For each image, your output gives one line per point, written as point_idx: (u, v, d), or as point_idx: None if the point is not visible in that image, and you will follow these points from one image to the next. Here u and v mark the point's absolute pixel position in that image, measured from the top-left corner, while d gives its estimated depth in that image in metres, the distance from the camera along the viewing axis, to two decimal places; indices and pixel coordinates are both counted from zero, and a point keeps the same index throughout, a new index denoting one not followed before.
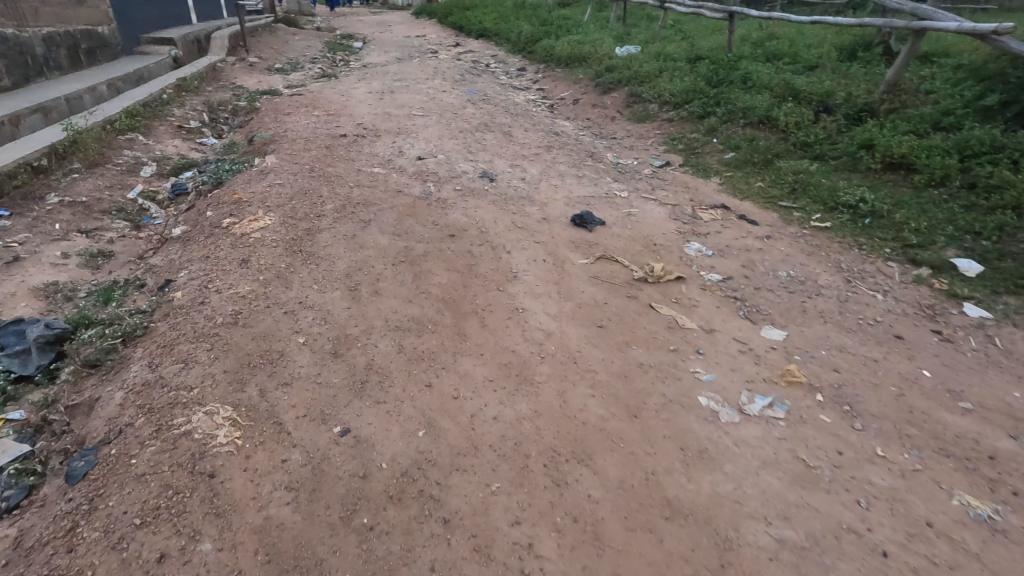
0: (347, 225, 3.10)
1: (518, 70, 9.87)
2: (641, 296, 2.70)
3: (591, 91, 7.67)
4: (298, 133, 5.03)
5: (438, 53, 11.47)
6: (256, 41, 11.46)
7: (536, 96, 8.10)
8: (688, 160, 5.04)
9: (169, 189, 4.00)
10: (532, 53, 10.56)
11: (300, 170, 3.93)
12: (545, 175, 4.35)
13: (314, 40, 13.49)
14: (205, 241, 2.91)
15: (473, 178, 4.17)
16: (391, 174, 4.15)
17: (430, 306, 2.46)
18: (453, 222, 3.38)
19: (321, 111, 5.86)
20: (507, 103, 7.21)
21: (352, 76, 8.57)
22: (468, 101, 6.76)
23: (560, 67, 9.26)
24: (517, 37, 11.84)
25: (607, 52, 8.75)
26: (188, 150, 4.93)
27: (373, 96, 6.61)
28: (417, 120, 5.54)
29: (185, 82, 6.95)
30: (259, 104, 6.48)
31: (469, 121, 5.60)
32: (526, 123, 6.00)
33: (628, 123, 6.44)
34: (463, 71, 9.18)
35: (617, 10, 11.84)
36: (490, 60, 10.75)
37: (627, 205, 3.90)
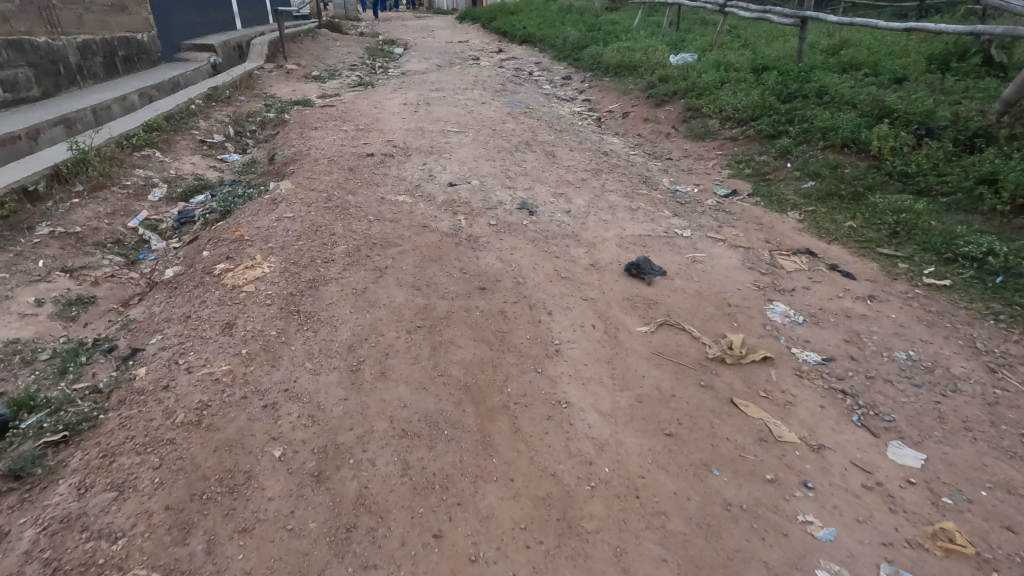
0: (359, 273, 2.62)
1: (562, 79, 9.32)
2: (718, 385, 2.11)
3: (642, 103, 7.06)
4: (322, 151, 4.62)
5: (480, 60, 11.04)
6: (295, 48, 11.28)
7: (582, 108, 7.53)
8: (758, 189, 4.38)
9: (174, 216, 3.63)
10: (578, 61, 9.99)
11: (316, 198, 3.49)
12: (592, 206, 3.80)
13: (356, 46, 13.29)
14: (192, 291, 2.47)
15: (510, 209, 3.65)
16: (418, 203, 3.67)
17: (449, 396, 1.94)
18: (483, 268, 2.86)
19: (351, 125, 5.45)
20: (550, 116, 6.66)
21: (389, 84, 8.21)
22: (508, 114, 6.25)
23: (608, 77, 8.66)
24: (563, 44, 11.30)
25: (661, 60, 8.10)
26: (206, 169, 4.59)
27: (408, 108, 6.18)
28: (452, 137, 5.06)
29: (216, 92, 6.70)
30: (288, 116, 6.15)
31: (508, 138, 5.09)
32: (570, 141, 5.44)
33: (685, 142, 5.80)
34: (504, 80, 8.69)
35: (671, 14, 11.13)
36: (534, 68, 10.25)
37: (690, 248, 3.30)
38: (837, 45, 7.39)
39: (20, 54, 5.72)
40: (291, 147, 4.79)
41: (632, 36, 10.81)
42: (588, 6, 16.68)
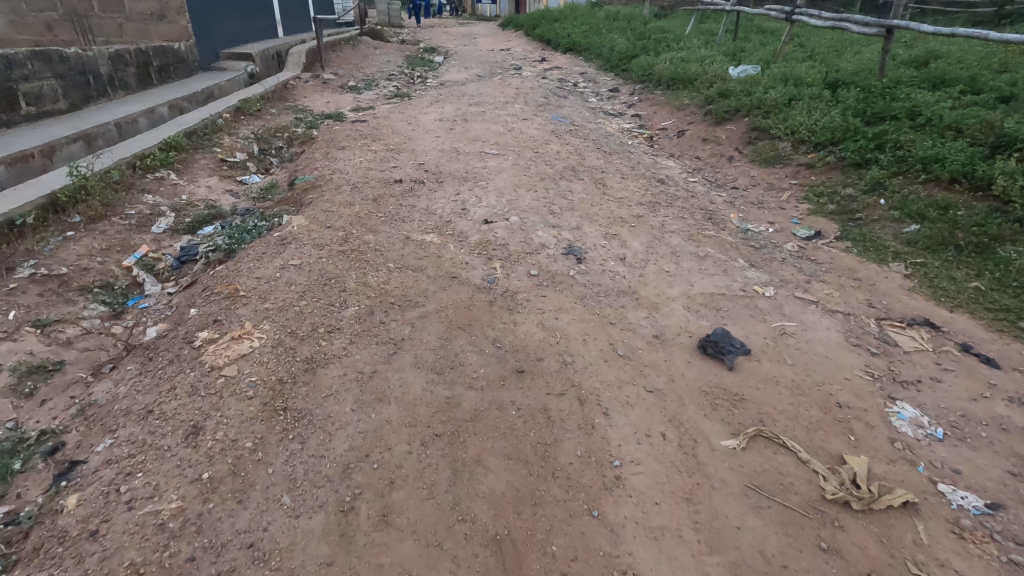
0: (368, 348, 2.12)
1: (609, 91, 8.73)
2: (845, 549, 1.53)
3: (699, 121, 6.43)
4: (347, 176, 4.19)
5: (522, 70, 10.56)
6: (334, 56, 11.05)
7: (631, 125, 6.94)
8: (847, 230, 3.71)
9: (175, 254, 3.23)
10: (626, 72, 9.38)
11: (332, 237, 3.03)
12: (650, 252, 3.22)
13: (395, 54, 13.02)
14: (165, 368, 2.02)
15: (555, 254, 3.12)
16: (448, 244, 3.18)
17: (470, 560, 1.43)
18: (522, 339, 2.33)
19: (381, 144, 5.03)
20: (597, 134, 6.10)
21: (426, 96, 7.81)
22: (551, 133, 5.72)
23: (660, 90, 8.05)
24: (610, 53, 10.74)
25: (719, 72, 7.45)
26: (222, 193, 4.22)
27: (444, 125, 5.73)
28: (489, 160, 4.56)
29: (245, 106, 6.41)
30: (317, 132, 5.78)
31: (552, 163, 4.56)
32: (621, 165, 4.87)
33: (750, 168, 5.14)
34: (547, 93, 8.17)
35: (727, 22, 10.41)
36: (579, 79, 9.72)
37: (775, 313, 2.69)
38: (924, 56, 6.57)
39: (48, 65, 5.50)
40: (314, 171, 4.39)
41: (684, 45, 10.15)
42: (636, 13, 16.05)
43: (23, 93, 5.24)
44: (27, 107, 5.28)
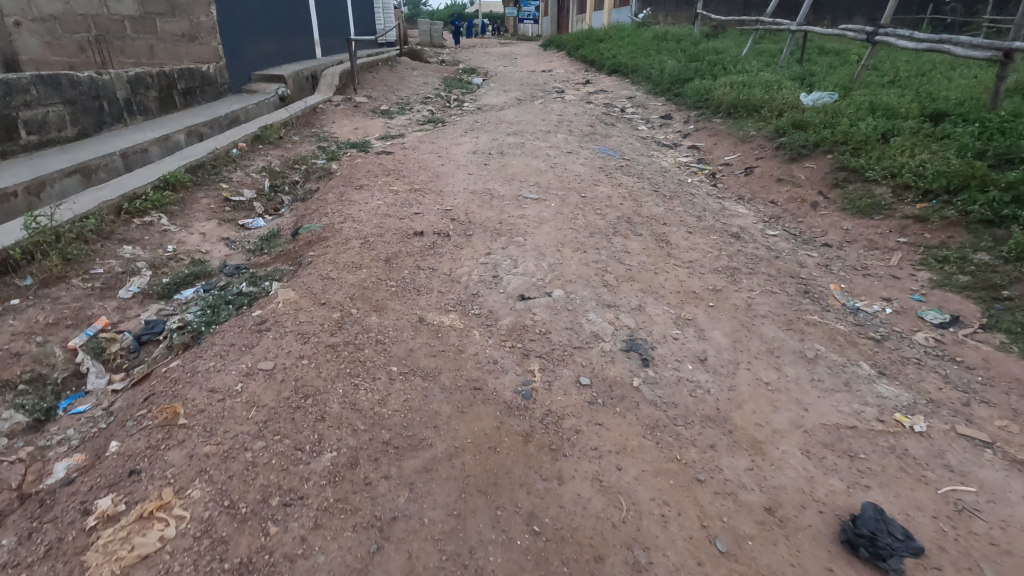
0: (338, 542, 1.44)
1: (661, 120, 7.97)
2: None
3: (770, 156, 5.61)
4: (360, 225, 3.55)
5: (565, 93, 9.92)
6: (369, 78, 10.67)
7: (688, 159, 6.15)
8: (995, 316, 2.84)
9: (136, 330, 2.62)
10: (679, 98, 8.61)
11: (326, 321, 2.36)
12: (739, 348, 2.43)
13: (433, 75, 12.60)
14: (33, 568, 1.37)
15: (613, 350, 2.37)
16: (473, 330, 2.46)
17: None
18: (568, 517, 1.59)
19: (406, 183, 4.40)
20: (650, 171, 5.35)
21: (462, 123, 7.24)
22: (599, 170, 4.99)
23: (719, 118, 7.26)
24: (660, 76, 10.02)
25: (790, 99, 6.60)
26: (215, 242, 3.63)
27: (479, 159, 5.08)
28: (527, 207, 3.85)
29: (264, 135, 5.94)
30: (338, 165, 5.21)
31: (602, 211, 3.81)
32: (685, 212, 4.09)
33: (841, 218, 4.28)
34: (594, 120, 7.47)
35: (791, 41, 9.52)
36: (627, 104, 9.02)
37: (936, 465, 1.87)
38: None
39: (56, 91, 5.11)
40: (323, 217, 3.78)
41: (742, 68, 9.31)
42: (685, 34, 15.27)
43: (23, 120, 4.85)
44: (26, 136, 4.88)
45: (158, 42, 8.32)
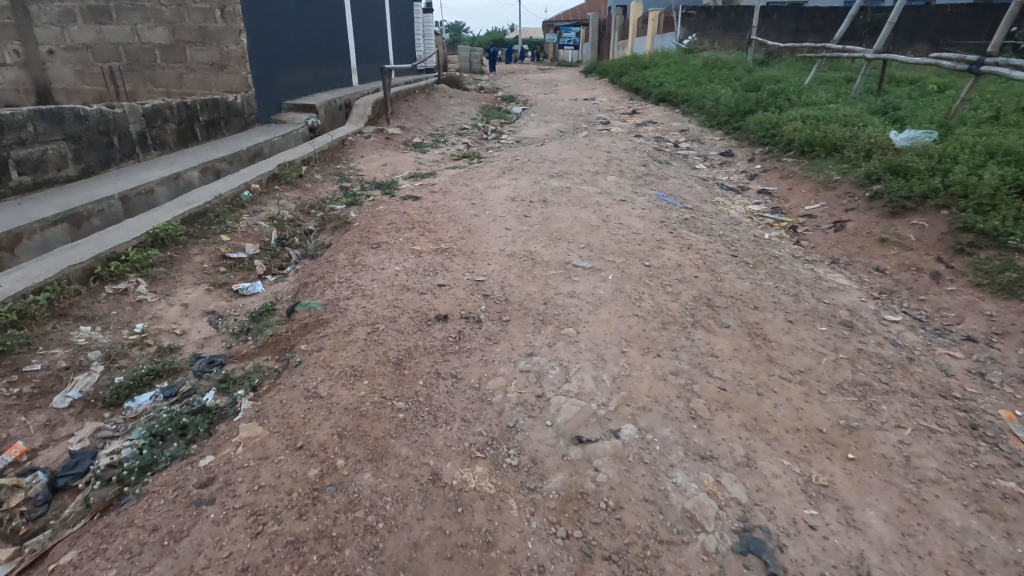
0: None
1: (721, 158, 7.15)
2: None
3: (861, 208, 4.73)
4: (369, 302, 2.86)
5: (610, 125, 9.24)
6: (404, 108, 10.22)
7: (760, 207, 5.31)
8: None
9: (54, 465, 1.95)
10: (740, 134, 7.78)
11: (295, 489, 1.66)
12: (914, 553, 1.59)
13: (471, 104, 12.10)
14: None
15: (720, 550, 1.56)
16: (509, 498, 1.70)
17: None
18: None
19: (432, 242, 3.73)
20: (717, 224, 4.57)
21: (499, 159, 6.61)
22: (658, 225, 4.22)
23: (789, 158, 6.43)
24: (715, 107, 9.26)
25: (878, 138, 5.72)
26: (197, 316, 3.01)
27: (519, 209, 4.38)
28: (577, 281, 3.09)
29: (281, 173, 5.42)
30: (358, 212, 4.60)
31: (672, 288, 3.02)
32: (775, 286, 3.27)
33: (977, 296, 3.36)
34: (646, 158, 6.72)
35: (866, 70, 8.58)
36: (680, 138, 8.28)
37: None
38: None
39: (57, 126, 4.69)
40: (325, 287, 3.11)
41: (810, 101, 8.44)
42: (737, 61, 14.42)
43: (16, 160, 4.42)
44: (18, 176, 4.44)
45: (188, 72, 8.07)
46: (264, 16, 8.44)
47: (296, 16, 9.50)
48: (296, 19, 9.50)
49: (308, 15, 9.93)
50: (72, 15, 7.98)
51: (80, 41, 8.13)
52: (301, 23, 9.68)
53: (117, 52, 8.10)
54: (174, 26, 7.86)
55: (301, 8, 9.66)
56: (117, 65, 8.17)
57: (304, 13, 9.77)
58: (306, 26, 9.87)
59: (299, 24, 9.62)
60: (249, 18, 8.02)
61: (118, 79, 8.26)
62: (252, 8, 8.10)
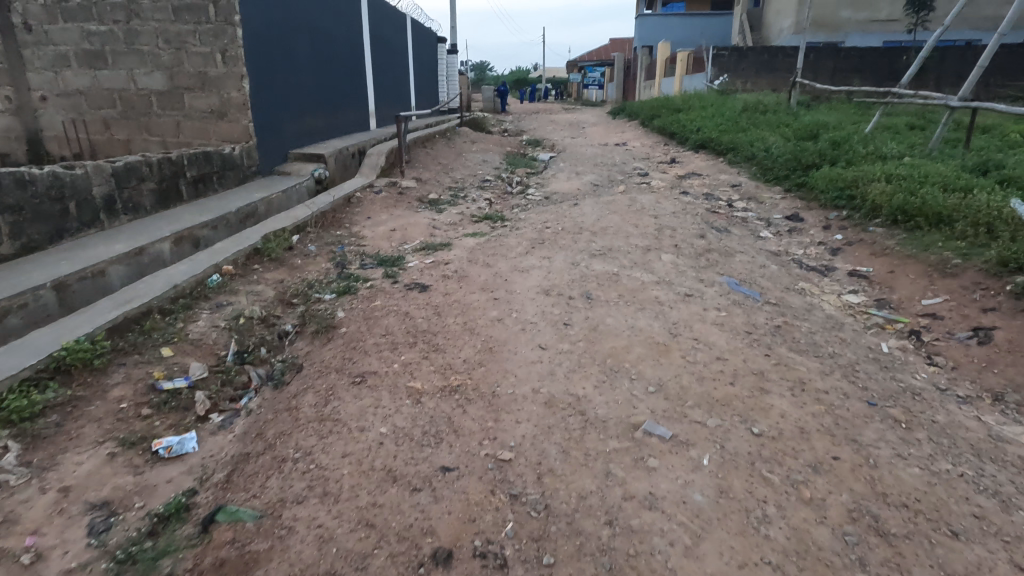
0: None
1: (787, 224, 6.07)
2: None
3: (1006, 309, 3.59)
4: (329, 514, 1.82)
5: (650, 178, 8.29)
6: (423, 157, 9.45)
7: (860, 299, 4.18)
8: None
9: None
10: (807, 193, 6.70)
11: None
12: None
13: (493, 150, 11.30)
14: None
15: None
16: None
17: None
18: None
19: (438, 371, 2.69)
20: (815, 330, 3.48)
21: (526, 224, 5.65)
22: (743, 336, 3.14)
23: (877, 228, 5.33)
24: (768, 159, 8.25)
25: (999, 209, 4.60)
26: (75, 512, 1.99)
27: (554, 310, 3.35)
28: (655, 468, 2.01)
29: (264, 246, 4.52)
30: (348, 307, 3.62)
31: (807, 488, 1.92)
32: (954, 470, 2.14)
33: None
34: (700, 224, 5.68)
35: (949, 119, 7.48)
36: (732, 195, 7.26)
37: None
38: None
39: None
40: (271, 466, 2.08)
41: (883, 154, 7.38)
42: (778, 104, 13.48)
43: None
44: None
45: (186, 119, 7.39)
46: (272, 60, 7.77)
47: (309, 60, 8.86)
48: (308, 63, 8.85)
49: (322, 58, 9.30)
50: (67, 59, 7.40)
51: (74, 87, 7.52)
52: (314, 67, 9.03)
53: (112, 99, 7.48)
54: (173, 71, 7.22)
55: (315, 52, 9.04)
56: (111, 112, 7.53)
57: (318, 56, 9.14)
58: (319, 70, 9.22)
59: (312, 67, 8.98)
60: (254, 62, 7.34)
61: (113, 127, 7.61)
62: (258, 52, 7.43)
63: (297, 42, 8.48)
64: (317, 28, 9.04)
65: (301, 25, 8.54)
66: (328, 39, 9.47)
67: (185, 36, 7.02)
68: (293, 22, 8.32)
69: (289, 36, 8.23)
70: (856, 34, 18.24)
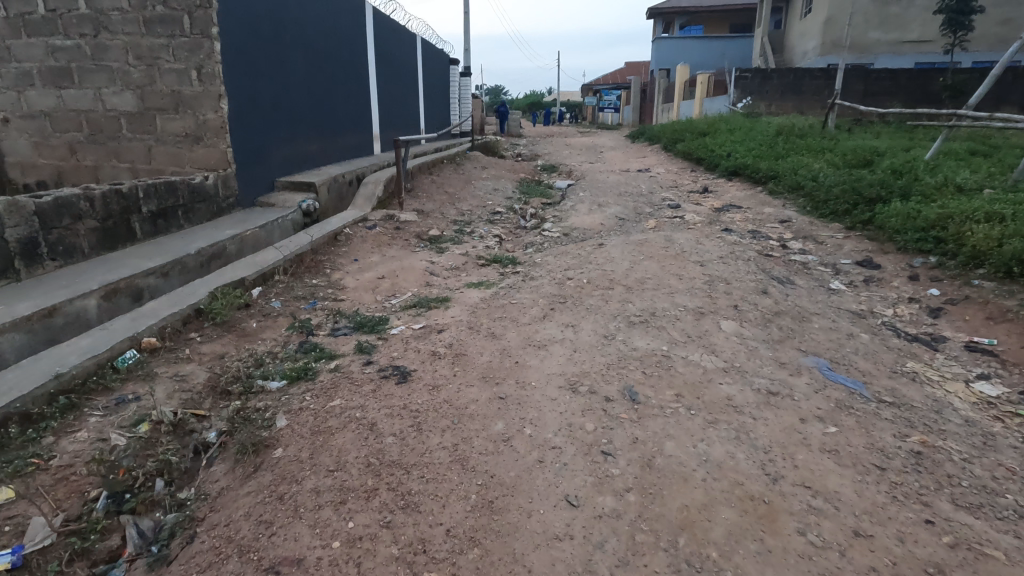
0: None
1: (861, 271, 5.00)
2: None
3: None
4: None
5: (682, 211, 7.29)
6: (428, 185, 8.55)
7: (998, 390, 3.06)
8: None
9: None
10: (878, 233, 5.63)
11: None
12: None
13: (505, 176, 10.41)
14: None
15: None
16: None
17: None
18: None
19: (405, 559, 1.69)
20: (967, 451, 2.40)
21: (541, 273, 4.66)
22: (874, 475, 2.08)
23: (984, 282, 4.25)
24: (818, 190, 7.22)
25: None
26: None
27: (586, 424, 2.32)
28: None
29: (209, 306, 3.57)
30: (297, 405, 2.61)
31: None
32: None
33: None
34: (757, 273, 4.64)
35: None
36: (782, 233, 6.21)
37: None
38: None
39: None
40: None
41: (960, 186, 6.31)
42: (813, 127, 12.48)
43: None
44: None
45: (158, 144, 6.55)
46: (258, 79, 6.94)
47: (304, 79, 8.05)
48: (302, 83, 8.03)
49: (319, 78, 8.50)
50: (30, 77, 6.63)
51: (37, 108, 6.73)
52: (309, 88, 8.21)
53: (78, 121, 6.67)
54: (144, 91, 6.41)
55: (311, 71, 8.24)
56: (77, 136, 6.72)
57: (314, 76, 8.34)
58: (316, 91, 8.41)
59: (307, 88, 8.16)
60: (235, 81, 6.50)
61: (79, 152, 6.79)
62: (241, 69, 6.60)
63: (290, 59, 7.67)
64: (314, 45, 8.27)
65: (294, 42, 7.75)
66: (326, 58, 8.69)
67: (158, 51, 6.22)
68: (285, 38, 7.52)
69: (280, 53, 7.42)
70: (885, 56, 17.12)
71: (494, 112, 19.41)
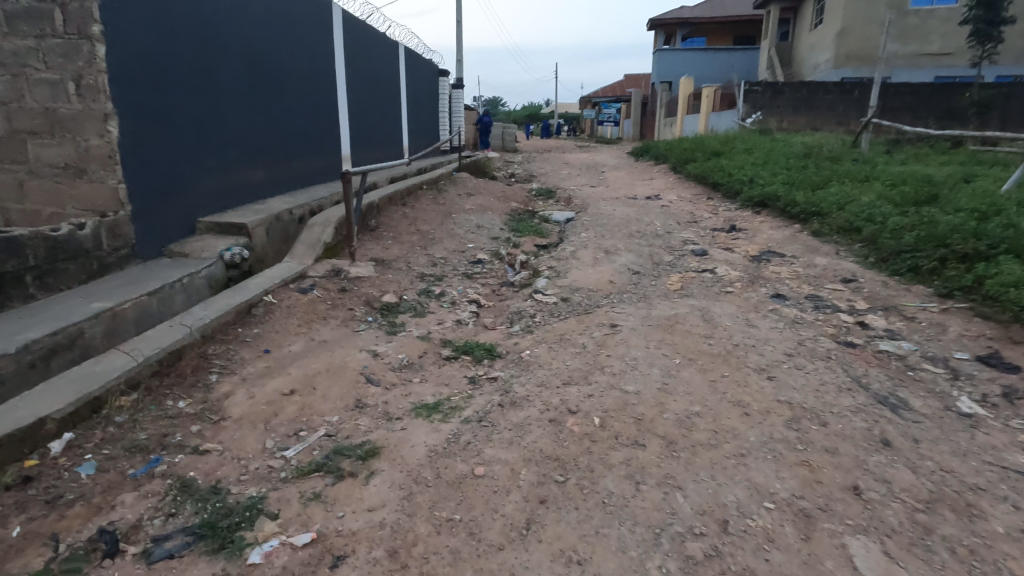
0: None
1: (992, 377, 3.47)
2: None
3: None
4: None
5: (710, 262, 5.77)
6: (398, 222, 7.02)
7: None
8: None
9: None
10: (994, 309, 4.10)
11: None
12: None
13: (494, 205, 8.89)
14: None
15: None
16: None
17: None
18: None
19: None
20: None
21: (529, 385, 3.12)
22: None
23: None
24: (883, 237, 5.71)
25: None
26: None
27: None
28: None
29: None
30: None
31: None
32: None
33: None
34: (854, 388, 3.10)
35: None
36: (851, 301, 4.69)
37: None
38: None
39: None
40: None
41: None
42: (844, 147, 11.01)
43: None
44: None
45: (30, 177, 4.97)
46: (175, 95, 5.42)
47: (244, 94, 6.54)
48: (242, 98, 6.50)
49: (267, 92, 6.97)
50: None
51: None
52: (252, 105, 6.69)
53: None
54: (10, 108, 4.85)
55: (254, 83, 6.71)
56: None
57: (259, 89, 6.82)
58: (261, 108, 6.88)
59: (249, 104, 6.65)
60: (137, 98, 4.98)
61: None
62: (146, 82, 5.07)
63: (225, 70, 6.16)
64: (258, 52, 6.75)
65: (229, 47, 6.21)
66: (277, 67, 7.16)
67: (25, 56, 4.69)
68: (217, 43, 6.00)
69: (211, 63, 5.92)
70: (904, 69, 15.65)
71: (481, 124, 18.03)
